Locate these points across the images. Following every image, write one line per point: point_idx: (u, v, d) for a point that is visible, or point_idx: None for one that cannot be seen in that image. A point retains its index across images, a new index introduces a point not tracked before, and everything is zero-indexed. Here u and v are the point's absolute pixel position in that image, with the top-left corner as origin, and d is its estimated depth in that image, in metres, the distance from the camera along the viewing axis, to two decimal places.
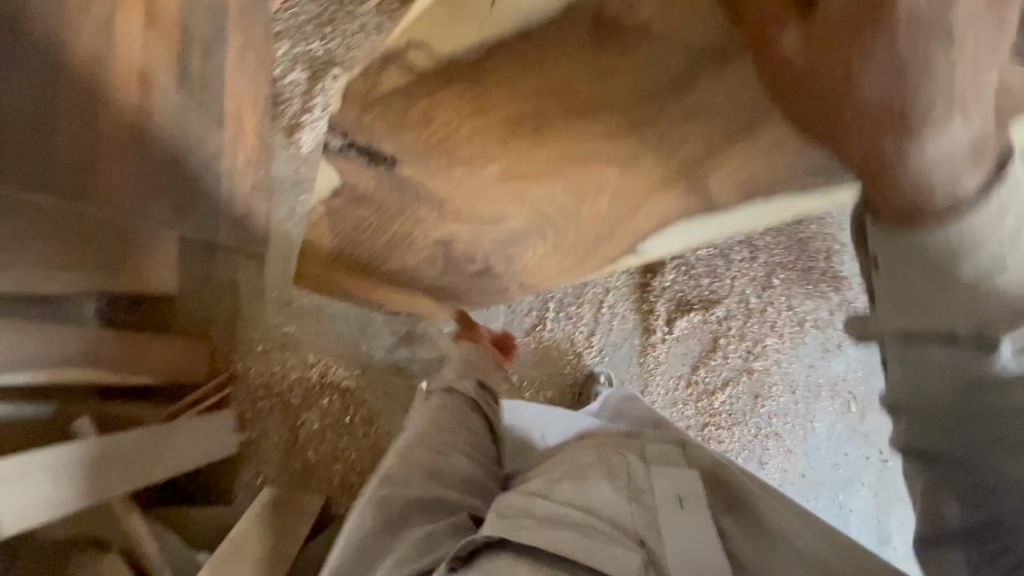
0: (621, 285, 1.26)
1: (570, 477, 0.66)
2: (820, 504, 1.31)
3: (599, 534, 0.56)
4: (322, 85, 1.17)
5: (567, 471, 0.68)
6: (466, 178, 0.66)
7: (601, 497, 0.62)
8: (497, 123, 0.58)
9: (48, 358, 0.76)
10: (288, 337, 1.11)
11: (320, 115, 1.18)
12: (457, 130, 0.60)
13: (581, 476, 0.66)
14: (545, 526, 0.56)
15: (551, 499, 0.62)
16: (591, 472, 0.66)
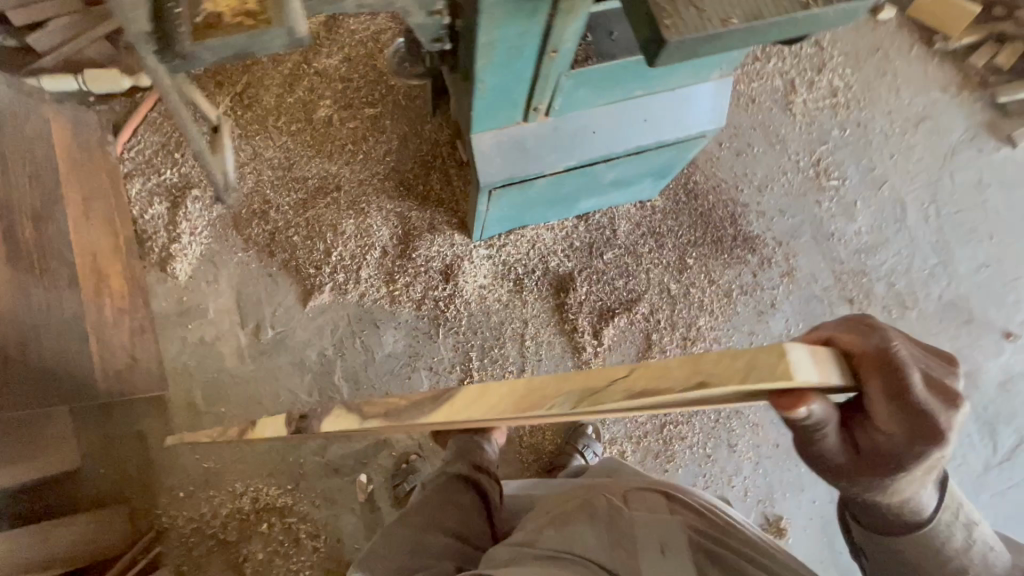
0: (538, 313, 1.24)
1: (556, 516, 0.65)
2: (804, 468, 1.23)
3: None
4: (185, 210, 1.17)
5: (556, 515, 0.65)
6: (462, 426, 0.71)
7: (586, 543, 0.59)
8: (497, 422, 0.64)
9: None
10: (210, 471, 1.06)
11: (188, 240, 1.16)
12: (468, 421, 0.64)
13: (568, 517, 0.63)
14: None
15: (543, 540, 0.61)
16: (579, 514, 0.63)
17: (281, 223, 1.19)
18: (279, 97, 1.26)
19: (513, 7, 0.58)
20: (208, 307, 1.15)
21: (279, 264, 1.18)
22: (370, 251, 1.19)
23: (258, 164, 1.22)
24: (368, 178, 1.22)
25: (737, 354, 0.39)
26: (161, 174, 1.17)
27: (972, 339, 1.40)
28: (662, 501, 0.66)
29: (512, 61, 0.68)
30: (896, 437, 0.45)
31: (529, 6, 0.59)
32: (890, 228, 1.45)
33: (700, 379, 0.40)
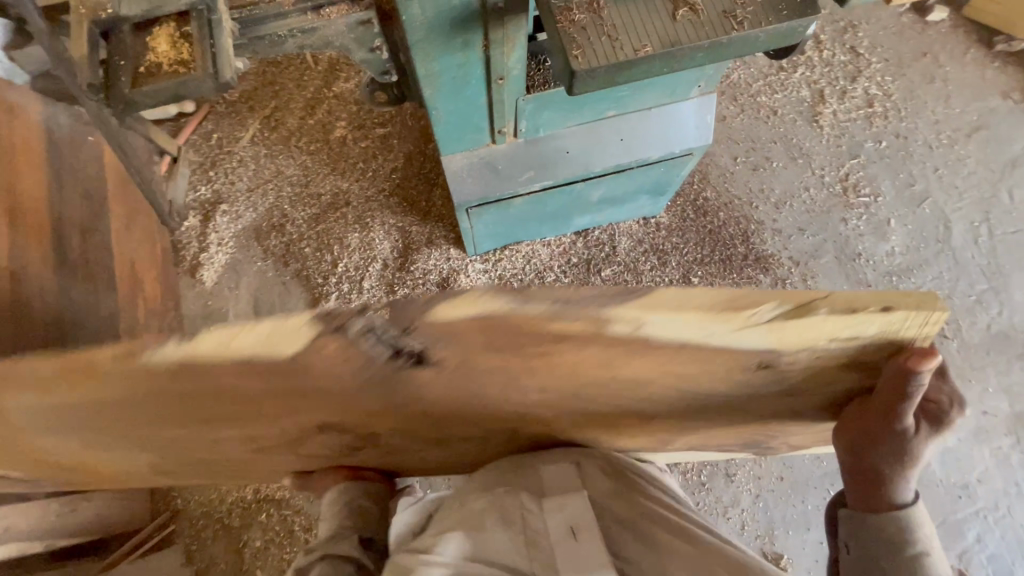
0: None
1: (455, 523, 0.57)
2: (811, 505, 1.15)
3: None
4: (214, 223, 1.31)
5: (455, 520, 0.57)
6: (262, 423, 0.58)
7: (495, 548, 0.53)
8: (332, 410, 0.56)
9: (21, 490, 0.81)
10: None
11: (215, 249, 1.30)
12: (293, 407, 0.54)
13: (475, 526, 0.55)
14: None
15: (448, 549, 0.53)
16: (486, 518, 0.56)
17: (296, 236, 1.30)
18: (301, 119, 1.37)
19: (445, 39, 0.62)
20: (229, 312, 1.27)
21: (292, 273, 1.28)
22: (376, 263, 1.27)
23: (279, 181, 1.33)
24: (375, 195, 1.30)
25: (906, 291, 0.43)
26: (198, 190, 1.33)
27: None
28: (574, 471, 0.60)
29: (460, 88, 0.71)
30: (945, 400, 0.48)
31: (461, 38, 0.62)
32: (931, 248, 1.32)
33: (885, 304, 0.42)
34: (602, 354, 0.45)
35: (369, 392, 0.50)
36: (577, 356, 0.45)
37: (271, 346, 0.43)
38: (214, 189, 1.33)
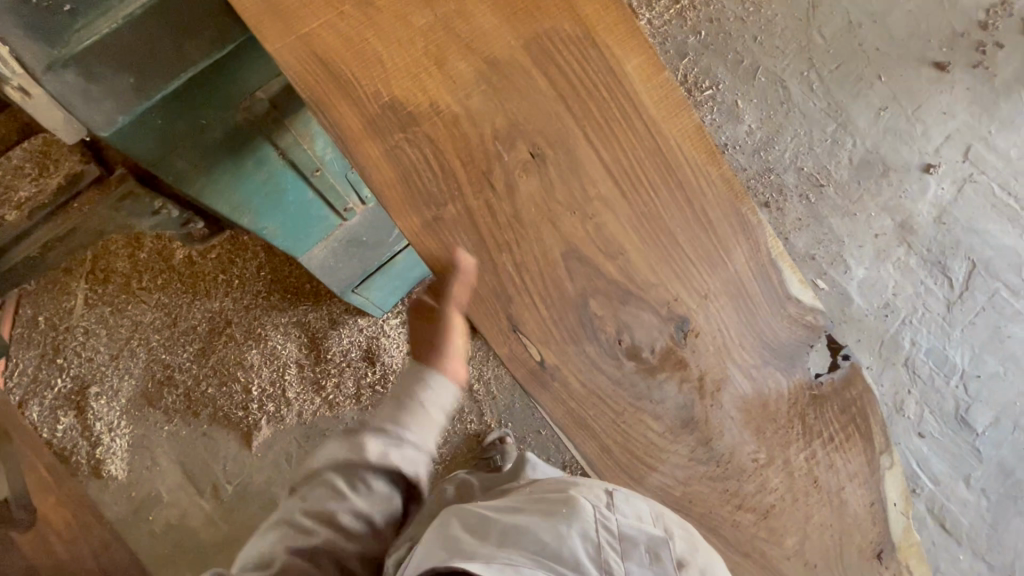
0: (474, 353, 1.20)
1: (545, 502, 0.61)
2: None
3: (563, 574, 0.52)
4: (92, 411, 1.14)
5: (536, 499, 0.63)
6: (558, 264, 0.61)
7: (563, 528, 0.55)
8: (604, 292, 0.63)
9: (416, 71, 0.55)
10: None
11: (110, 438, 1.13)
12: (591, 283, 0.63)
13: (552, 510, 0.59)
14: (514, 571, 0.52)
15: (520, 517, 0.58)
16: (561, 504, 0.59)
17: (191, 381, 1.16)
18: (131, 258, 1.19)
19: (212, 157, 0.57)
20: (161, 491, 1.13)
21: (206, 419, 1.15)
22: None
23: (142, 333, 1.17)
24: (253, 300, 1.18)
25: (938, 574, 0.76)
26: (54, 386, 1.14)
27: (896, 187, 1.37)
28: (648, 509, 0.60)
29: (267, 188, 0.64)
30: None
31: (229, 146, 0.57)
32: (780, 112, 1.39)
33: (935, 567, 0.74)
34: (848, 461, 0.72)
35: (744, 309, 0.67)
36: (845, 442, 0.72)
37: (801, 285, 0.69)
38: (73, 376, 1.15)
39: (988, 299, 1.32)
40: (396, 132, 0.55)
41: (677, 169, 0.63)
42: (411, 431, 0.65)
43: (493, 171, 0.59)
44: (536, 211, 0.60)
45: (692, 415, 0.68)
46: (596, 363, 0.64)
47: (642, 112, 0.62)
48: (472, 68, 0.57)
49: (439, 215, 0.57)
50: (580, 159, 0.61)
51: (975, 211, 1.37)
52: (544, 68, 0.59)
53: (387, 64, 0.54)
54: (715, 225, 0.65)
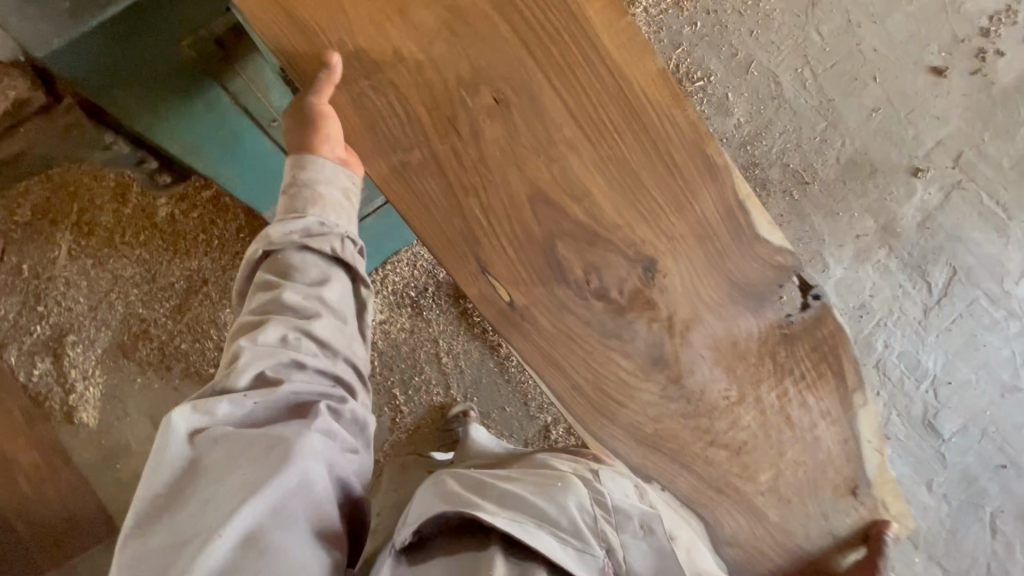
0: (444, 326, 1.21)
1: (539, 474, 0.63)
2: None
3: (567, 538, 0.56)
4: (69, 358, 1.16)
5: (524, 472, 0.64)
6: (523, 204, 0.70)
7: (564, 497, 0.58)
8: (569, 227, 0.71)
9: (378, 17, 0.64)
10: None
11: (83, 385, 1.16)
12: (555, 222, 0.71)
13: (546, 482, 0.61)
14: (522, 530, 0.55)
15: (516, 483, 0.61)
16: (554, 479, 0.61)
17: (166, 336, 1.18)
18: (115, 213, 1.21)
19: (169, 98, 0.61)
20: (130, 441, 1.16)
21: (178, 374, 1.17)
22: (427, 290, 1.22)
23: (121, 286, 1.20)
24: (230, 260, 1.20)
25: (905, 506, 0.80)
26: (32, 332, 1.17)
27: (882, 189, 1.36)
28: (631, 485, 0.66)
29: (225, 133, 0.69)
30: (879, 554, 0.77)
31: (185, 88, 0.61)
32: (770, 107, 1.38)
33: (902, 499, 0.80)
34: (820, 399, 0.77)
35: (696, 251, 0.73)
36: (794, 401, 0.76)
37: (766, 225, 0.74)
38: (51, 324, 1.18)
39: (967, 306, 1.31)
40: (363, 80, 0.65)
41: (641, 112, 0.70)
42: (321, 217, 0.62)
43: (462, 118, 0.68)
44: (501, 155, 0.69)
45: (661, 353, 0.74)
46: (565, 304, 0.72)
47: (601, 58, 0.69)
48: (433, 17, 0.65)
49: (406, 159, 0.67)
50: (544, 105, 0.69)
51: (962, 218, 1.36)
52: (505, 21, 0.67)
53: (356, 19, 0.63)
54: (673, 164, 0.72)
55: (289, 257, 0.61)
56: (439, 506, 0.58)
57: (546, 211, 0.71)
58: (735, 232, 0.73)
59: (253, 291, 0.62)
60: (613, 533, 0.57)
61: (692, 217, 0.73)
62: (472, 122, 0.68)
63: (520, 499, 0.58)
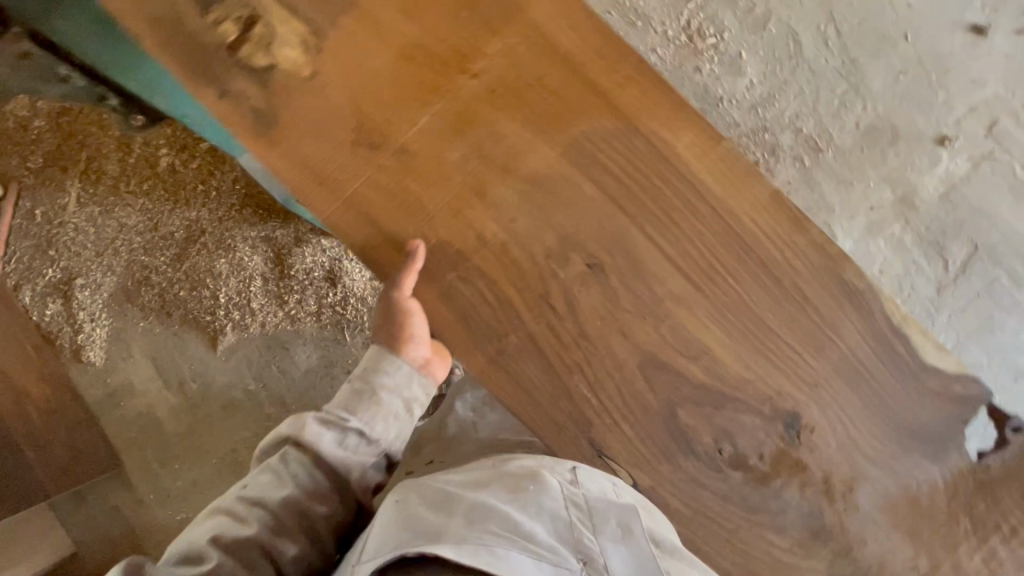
0: None
1: (507, 480, 0.66)
2: None
3: (538, 552, 0.57)
4: (77, 301, 1.22)
5: (495, 476, 0.68)
6: (638, 372, 0.74)
7: (534, 508, 0.61)
8: (696, 391, 0.74)
9: (464, 200, 0.74)
10: (187, 521, 1.18)
11: (91, 326, 1.22)
12: (676, 390, 0.74)
13: (518, 487, 0.64)
14: (488, 549, 0.56)
15: (486, 493, 0.63)
16: (527, 483, 0.65)
17: (165, 283, 1.22)
18: (119, 162, 1.24)
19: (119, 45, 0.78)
20: (134, 382, 1.22)
21: (178, 320, 1.22)
22: None
23: (124, 234, 1.24)
24: (226, 212, 1.22)
25: None
26: (45, 275, 1.23)
27: (903, 158, 1.27)
28: (609, 483, 0.69)
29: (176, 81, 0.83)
30: None
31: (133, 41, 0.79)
32: (786, 68, 1.30)
33: None
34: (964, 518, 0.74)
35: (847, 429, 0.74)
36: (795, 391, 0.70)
37: (928, 350, 0.73)
38: (62, 268, 1.23)
39: (987, 286, 1.23)
40: (450, 270, 0.74)
41: (755, 245, 0.73)
42: (371, 420, 0.74)
43: (570, 292, 0.74)
44: (603, 325, 0.74)
45: (821, 522, 0.74)
46: (698, 477, 0.74)
47: (702, 197, 0.74)
48: (513, 189, 0.74)
49: (505, 346, 0.74)
50: (641, 256, 0.74)
51: (990, 192, 1.26)
52: (592, 186, 0.74)
53: (435, 206, 0.74)
54: (807, 300, 0.73)
55: (308, 458, 0.72)
56: (400, 536, 0.58)
57: (669, 382, 0.74)
58: (870, 379, 0.74)
59: (262, 467, 0.73)
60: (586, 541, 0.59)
61: (837, 366, 0.73)
62: (572, 292, 0.74)
63: (491, 513, 0.60)
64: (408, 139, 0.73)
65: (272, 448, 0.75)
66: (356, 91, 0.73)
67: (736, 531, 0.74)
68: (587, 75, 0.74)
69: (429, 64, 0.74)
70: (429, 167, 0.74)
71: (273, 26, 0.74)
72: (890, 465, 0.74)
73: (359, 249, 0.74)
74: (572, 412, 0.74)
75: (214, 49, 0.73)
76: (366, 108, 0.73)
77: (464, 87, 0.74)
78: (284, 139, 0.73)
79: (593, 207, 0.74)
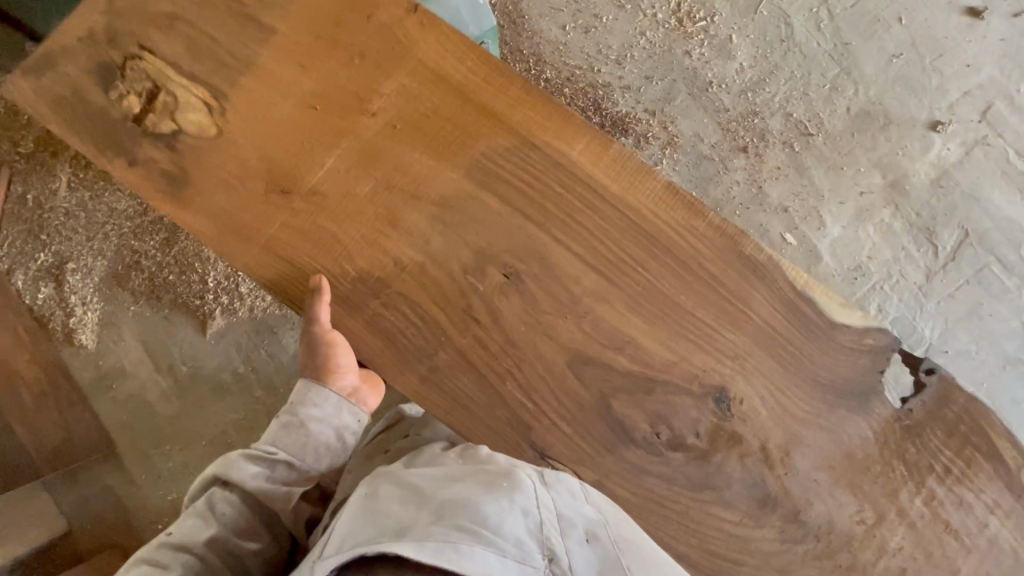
0: None
1: (480, 473, 0.57)
2: None
3: (509, 555, 0.48)
4: (69, 284, 1.24)
5: (464, 470, 0.58)
6: (572, 371, 0.68)
7: (512, 508, 0.51)
8: (636, 388, 0.68)
9: (376, 221, 0.69)
10: (176, 502, 1.20)
11: (82, 310, 1.23)
12: (614, 385, 0.68)
13: (492, 482, 0.55)
14: (454, 548, 0.48)
15: (457, 488, 0.55)
16: (500, 478, 0.55)
17: (155, 267, 1.23)
18: None
19: None
20: (125, 364, 1.23)
21: (168, 303, 1.23)
22: None
23: (115, 218, 1.25)
24: None
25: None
26: (37, 259, 1.24)
27: (894, 142, 1.26)
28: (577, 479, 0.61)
29: None
30: None
31: None
32: (777, 51, 1.28)
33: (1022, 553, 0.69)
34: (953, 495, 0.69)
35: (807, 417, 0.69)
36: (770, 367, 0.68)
37: (840, 312, 0.70)
38: (53, 252, 1.25)
39: (976, 273, 1.23)
40: (372, 301, 0.69)
41: (667, 240, 0.70)
42: (297, 454, 0.69)
43: (494, 304, 0.69)
44: (527, 329, 0.68)
45: (767, 492, 0.68)
46: (642, 465, 0.67)
47: (600, 191, 0.70)
48: (422, 213, 0.69)
49: (433, 365, 0.68)
50: (555, 263, 0.69)
51: (982, 178, 1.25)
52: (492, 194, 0.70)
53: (347, 241, 0.69)
54: (714, 275, 0.70)
55: (233, 495, 0.68)
56: (359, 533, 0.51)
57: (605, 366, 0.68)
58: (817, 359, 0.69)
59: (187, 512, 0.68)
60: (563, 550, 0.51)
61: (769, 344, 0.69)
62: (495, 298, 0.69)
63: (459, 512, 0.51)
64: (316, 180, 0.70)
65: (197, 496, 0.71)
66: (257, 146, 0.71)
67: (686, 511, 0.67)
68: (474, 94, 0.71)
69: (328, 110, 0.71)
70: (338, 206, 0.69)
71: (175, 94, 0.73)
72: (861, 454, 0.69)
73: (269, 287, 0.69)
74: (503, 414, 0.67)
75: (124, 124, 0.73)
76: (270, 156, 0.70)
77: (364, 127, 0.71)
78: (195, 199, 0.71)
79: (495, 216, 0.70)
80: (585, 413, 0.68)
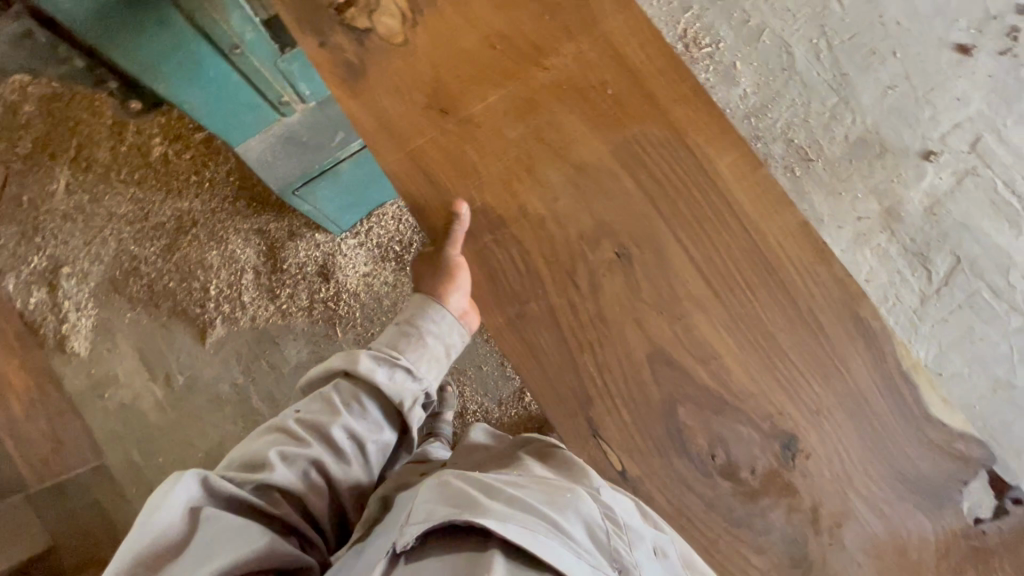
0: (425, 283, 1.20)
1: (543, 483, 0.60)
2: None
3: (577, 551, 0.53)
4: (63, 289, 1.20)
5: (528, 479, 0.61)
6: (653, 373, 0.65)
7: (579, 509, 0.56)
8: (723, 392, 0.65)
9: (506, 177, 0.65)
10: None
11: (76, 316, 1.20)
12: (690, 397, 0.65)
13: (555, 493, 0.58)
14: (530, 531, 0.52)
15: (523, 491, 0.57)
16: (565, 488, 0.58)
17: (155, 274, 1.21)
18: (112, 150, 1.23)
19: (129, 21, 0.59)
20: (118, 373, 1.20)
21: (166, 311, 1.21)
22: (413, 244, 1.21)
23: (114, 223, 1.22)
24: (220, 205, 1.21)
25: None
26: (30, 262, 1.21)
27: (890, 171, 1.31)
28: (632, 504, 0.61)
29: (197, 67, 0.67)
30: None
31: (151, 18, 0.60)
32: (779, 80, 1.33)
33: None
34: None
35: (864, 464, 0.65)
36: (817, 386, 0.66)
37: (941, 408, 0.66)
38: (48, 256, 1.21)
39: (967, 298, 1.27)
40: (488, 234, 0.65)
41: (783, 262, 0.66)
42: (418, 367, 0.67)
43: (598, 280, 0.65)
44: (622, 309, 0.65)
45: (803, 553, 0.66)
46: (686, 480, 0.66)
47: (734, 210, 0.65)
48: (560, 174, 0.65)
49: (522, 311, 0.65)
50: (671, 258, 0.65)
51: (972, 207, 1.30)
52: (633, 176, 0.66)
53: (485, 176, 0.65)
54: (826, 331, 0.65)
55: (359, 393, 0.66)
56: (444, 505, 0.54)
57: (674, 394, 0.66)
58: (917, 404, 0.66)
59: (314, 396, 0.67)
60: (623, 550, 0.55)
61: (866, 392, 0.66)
62: (598, 276, 0.65)
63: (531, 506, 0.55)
64: (475, 109, 0.64)
65: (319, 379, 0.69)
66: (429, 62, 0.64)
67: (716, 541, 0.66)
68: (642, 78, 0.66)
69: (506, 51, 0.65)
70: (487, 143, 0.64)
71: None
72: (891, 519, 0.65)
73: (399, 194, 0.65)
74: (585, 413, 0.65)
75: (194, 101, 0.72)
76: (441, 75, 0.64)
77: (532, 76, 0.65)
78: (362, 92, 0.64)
79: (631, 193, 0.65)
80: (642, 449, 0.65)
